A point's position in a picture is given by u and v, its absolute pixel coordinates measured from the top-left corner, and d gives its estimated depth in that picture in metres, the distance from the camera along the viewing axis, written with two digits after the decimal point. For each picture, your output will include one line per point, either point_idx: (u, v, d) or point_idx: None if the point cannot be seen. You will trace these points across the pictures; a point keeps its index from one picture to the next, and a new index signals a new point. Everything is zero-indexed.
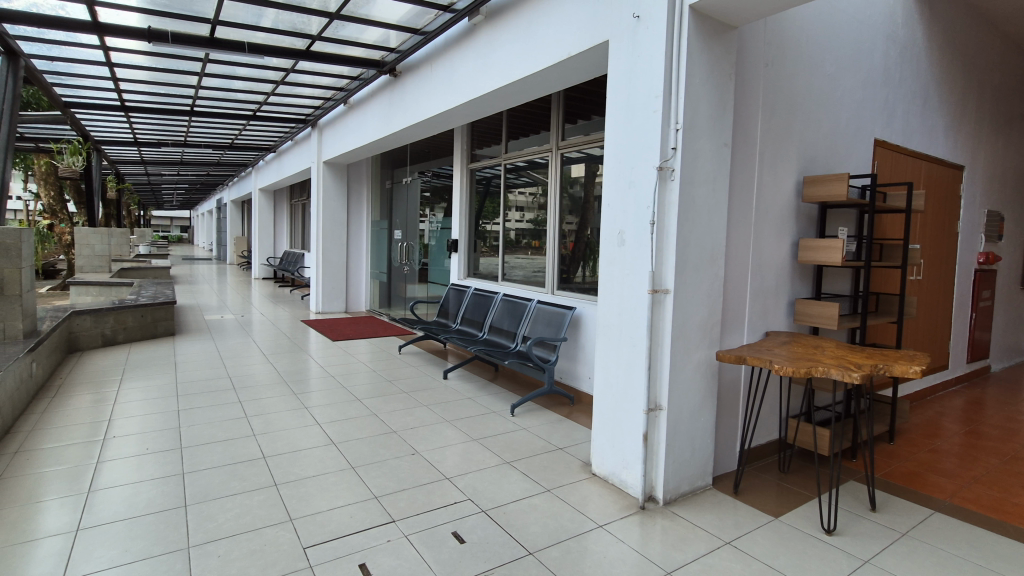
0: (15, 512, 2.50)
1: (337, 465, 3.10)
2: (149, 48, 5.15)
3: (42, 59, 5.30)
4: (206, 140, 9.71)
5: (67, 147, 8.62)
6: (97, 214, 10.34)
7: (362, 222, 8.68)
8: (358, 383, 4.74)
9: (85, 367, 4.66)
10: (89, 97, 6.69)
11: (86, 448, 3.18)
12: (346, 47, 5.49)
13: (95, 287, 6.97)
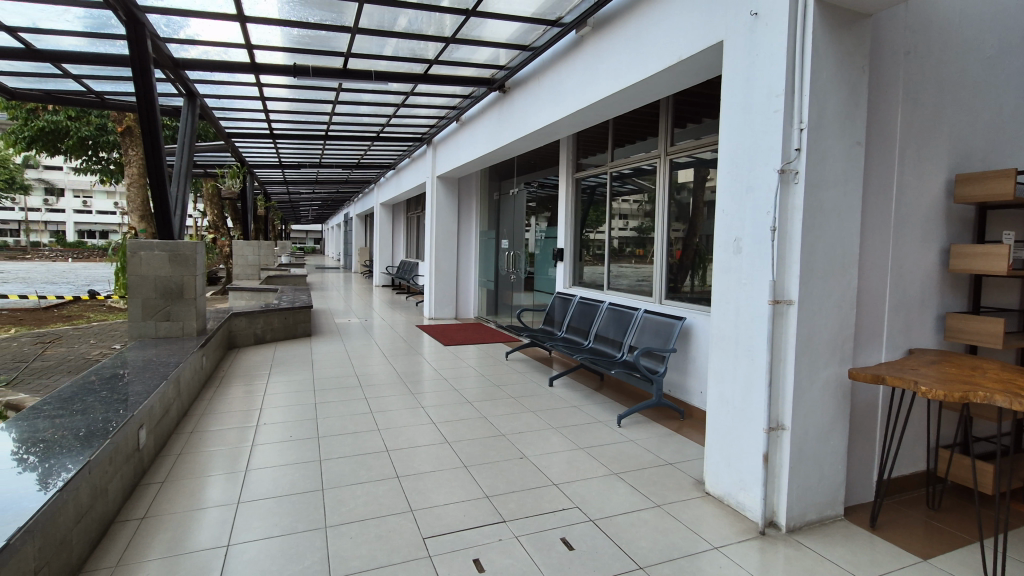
0: (190, 482, 2.97)
1: (451, 463, 3.28)
2: (293, 82, 5.85)
3: (212, 98, 6.25)
4: (336, 160, 10.77)
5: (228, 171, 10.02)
6: (249, 229, 11.88)
7: (471, 232, 9.08)
8: (469, 386, 4.97)
9: (241, 362, 5.38)
10: (246, 128, 7.75)
11: (243, 433, 3.69)
12: (459, 68, 5.82)
13: (248, 293, 8.02)
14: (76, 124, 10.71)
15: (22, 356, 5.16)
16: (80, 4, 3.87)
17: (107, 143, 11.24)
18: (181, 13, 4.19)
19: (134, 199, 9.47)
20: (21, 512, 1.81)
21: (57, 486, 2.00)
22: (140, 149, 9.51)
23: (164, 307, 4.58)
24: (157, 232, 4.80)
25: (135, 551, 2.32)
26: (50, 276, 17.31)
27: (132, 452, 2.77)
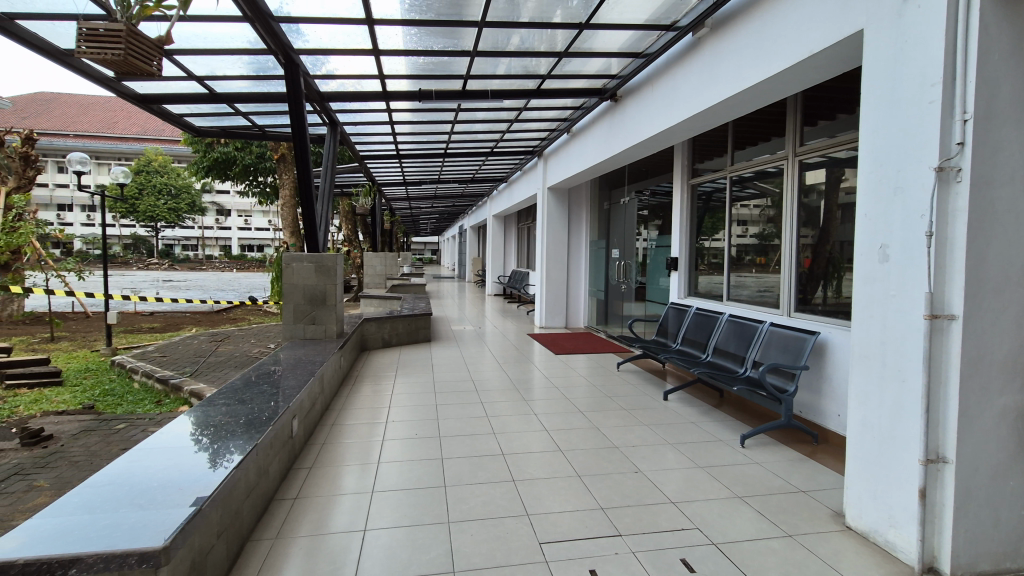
0: (332, 470, 3.32)
1: (564, 471, 3.31)
2: (417, 106, 6.33)
3: (349, 125, 6.96)
4: (454, 175, 11.41)
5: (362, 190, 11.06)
6: (376, 241, 12.96)
7: (581, 242, 9.09)
8: (580, 395, 4.98)
9: (372, 363, 5.90)
10: (376, 150, 8.51)
11: (375, 428, 4.04)
12: (571, 80, 5.91)
13: (377, 300, 8.76)
14: (242, 154, 12.45)
15: (202, 352, 6.13)
16: (248, 52, 4.54)
17: (265, 168, 12.94)
18: (326, 52, 4.75)
19: (286, 217, 10.80)
20: (208, 485, 2.14)
21: (230, 464, 2.33)
22: (292, 172, 10.85)
23: (311, 312, 5.16)
24: (305, 245, 5.43)
25: (290, 527, 2.65)
26: (221, 283, 20.31)
27: (287, 439, 3.17)
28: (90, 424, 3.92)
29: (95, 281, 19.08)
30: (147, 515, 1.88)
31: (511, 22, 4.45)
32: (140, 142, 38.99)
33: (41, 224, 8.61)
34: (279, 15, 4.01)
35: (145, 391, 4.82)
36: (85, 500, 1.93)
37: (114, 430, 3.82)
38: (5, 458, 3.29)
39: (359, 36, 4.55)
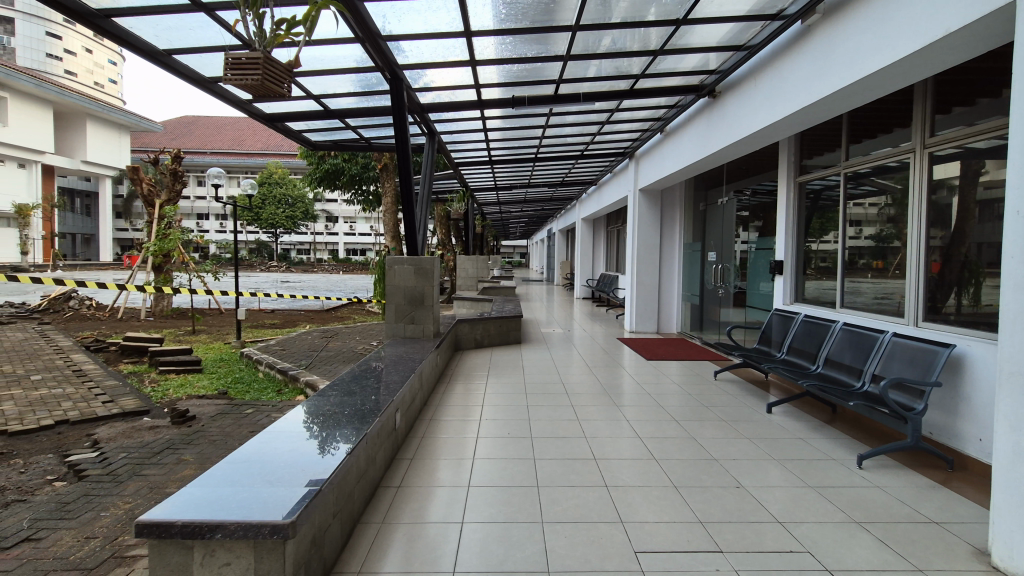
0: (430, 462, 3.48)
1: (659, 481, 3.21)
2: (509, 112, 6.48)
3: (445, 134, 7.28)
4: (544, 179, 11.50)
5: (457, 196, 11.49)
6: (469, 245, 13.38)
7: (674, 244, 8.78)
8: (674, 403, 4.81)
9: (465, 363, 6.11)
10: (471, 157, 8.81)
11: (470, 425, 4.18)
12: (665, 78, 5.76)
13: (470, 302, 9.04)
14: (349, 164, 13.42)
15: (315, 347, 6.68)
16: (357, 70, 4.90)
17: (369, 178, 13.84)
18: (426, 65, 5.00)
19: (388, 223, 11.48)
20: (324, 468, 2.33)
21: (339, 451, 2.52)
22: (394, 181, 11.52)
23: (411, 312, 5.45)
24: (406, 248, 5.74)
25: (394, 514, 2.81)
26: (329, 284, 22.02)
27: (391, 430, 3.38)
28: (225, 407, 4.43)
29: (228, 280, 21.54)
30: (274, 492, 2.08)
31: (603, 23, 4.42)
32: (262, 156, 43.30)
33: (185, 232, 9.87)
34: (386, 34, 4.29)
35: (268, 380, 5.35)
36: (225, 474, 2.18)
37: (244, 414, 4.28)
38: (160, 433, 3.81)
39: (457, 49, 4.74)
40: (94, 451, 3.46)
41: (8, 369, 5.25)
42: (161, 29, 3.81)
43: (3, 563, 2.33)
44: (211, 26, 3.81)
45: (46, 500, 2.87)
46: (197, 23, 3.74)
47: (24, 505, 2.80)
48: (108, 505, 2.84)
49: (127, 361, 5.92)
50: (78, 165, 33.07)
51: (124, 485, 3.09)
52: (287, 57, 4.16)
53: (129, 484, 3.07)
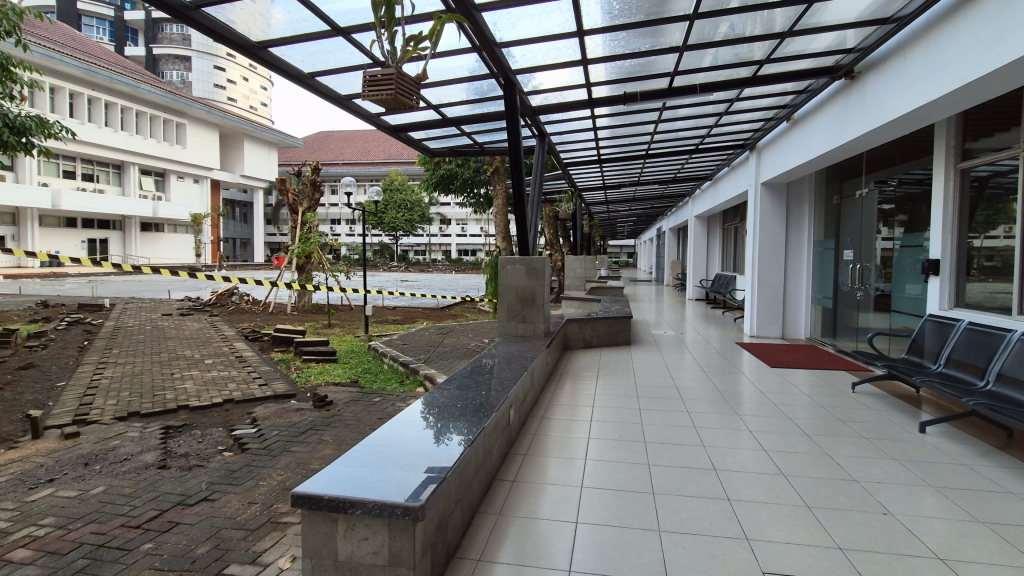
0: (543, 460, 3.53)
1: (789, 499, 2.96)
2: (620, 108, 6.36)
3: (555, 135, 7.33)
4: (655, 176, 11.13)
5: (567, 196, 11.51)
6: (576, 245, 13.34)
7: (802, 242, 8.04)
8: (803, 414, 4.42)
9: (574, 363, 6.11)
10: (580, 156, 8.78)
11: (581, 425, 4.17)
12: (792, 62, 5.31)
13: (578, 301, 9.04)
14: (462, 169, 14.05)
15: (432, 342, 7.10)
16: (472, 78, 5.11)
17: (480, 181, 14.37)
18: (538, 68, 5.07)
19: (498, 225, 11.81)
20: (442, 457, 2.45)
21: (453, 442, 2.64)
22: (504, 183, 11.84)
23: (522, 310, 5.57)
24: (518, 248, 5.89)
25: (510, 507, 2.90)
26: (443, 283, 23.24)
27: (506, 425, 3.48)
28: (356, 395, 4.86)
29: (356, 280, 23.66)
30: (401, 476, 2.24)
31: (722, 10, 4.19)
32: (383, 165, 46.86)
33: (321, 236, 10.98)
34: (500, 41, 4.42)
35: (392, 372, 5.79)
36: (361, 456, 2.38)
37: (373, 402, 4.67)
38: (305, 415, 4.28)
39: (569, 50, 4.75)
40: (253, 427, 3.97)
41: (189, 354, 6.22)
42: (307, 55, 4.28)
43: (189, 517, 2.77)
44: (347, 48, 4.21)
45: (218, 466, 3.35)
46: (336, 46, 4.16)
47: (203, 469, 3.30)
48: (265, 475, 3.25)
49: (277, 349, 6.72)
50: (237, 179, 38.19)
51: (277, 458, 3.51)
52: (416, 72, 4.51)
53: (281, 458, 3.49)
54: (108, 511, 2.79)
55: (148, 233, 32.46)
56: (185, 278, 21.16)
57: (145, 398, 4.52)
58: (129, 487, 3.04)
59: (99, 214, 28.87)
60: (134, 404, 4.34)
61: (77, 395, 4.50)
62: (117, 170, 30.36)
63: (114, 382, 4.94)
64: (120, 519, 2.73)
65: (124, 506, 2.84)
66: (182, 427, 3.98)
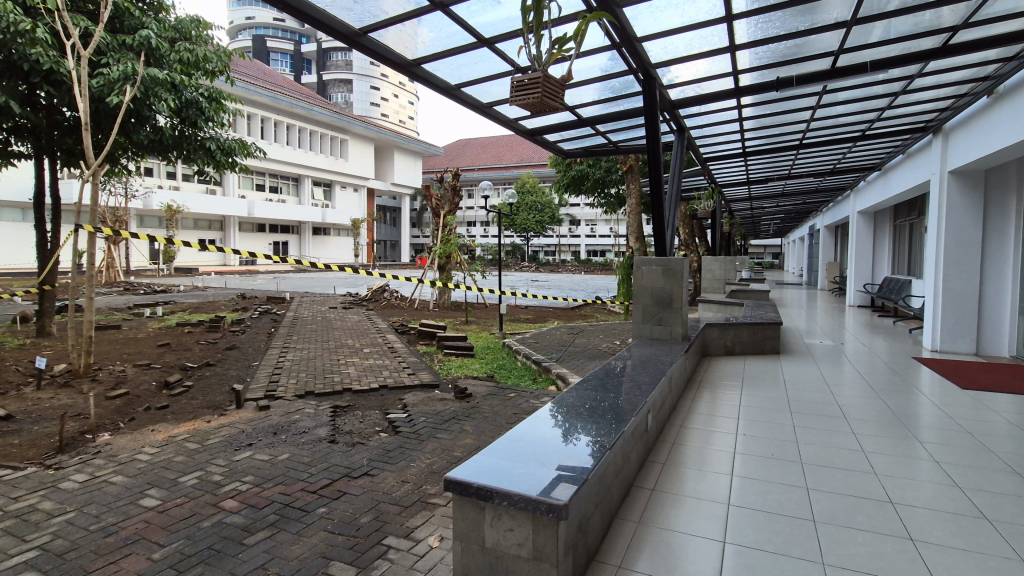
0: (685, 471, 3.35)
1: (997, 549, 2.46)
2: (773, 96, 5.80)
3: (695, 129, 6.94)
4: (809, 168, 10.03)
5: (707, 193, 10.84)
6: (715, 245, 12.50)
7: (1006, 240, 6.66)
8: (1011, 448, 3.64)
9: (714, 370, 5.73)
10: (722, 150, 8.22)
11: (725, 437, 3.90)
12: (999, 24, 4.43)
13: (717, 305, 8.49)
14: (593, 169, 13.96)
15: (564, 342, 7.16)
16: (612, 76, 5.04)
17: (612, 181, 14.15)
18: (680, 60, 4.83)
19: (631, 225, 11.53)
20: (571, 457, 2.42)
21: (581, 442, 2.60)
22: (638, 182, 11.54)
23: (658, 313, 5.37)
24: (654, 248, 5.69)
25: (650, 516, 2.80)
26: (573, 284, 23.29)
27: (645, 431, 3.37)
28: (494, 389, 5.07)
29: (491, 279, 24.78)
30: (535, 471, 2.26)
31: None
32: (516, 168, 48.44)
33: (460, 238, 11.68)
34: (640, 35, 4.31)
35: (525, 369, 5.95)
36: (503, 447, 2.47)
37: (509, 397, 4.84)
38: (448, 404, 4.58)
39: (715, 37, 4.47)
40: (404, 412, 4.35)
41: (351, 343, 6.99)
42: (454, 67, 4.56)
43: (354, 488, 3.11)
44: (490, 58, 4.42)
45: (376, 445, 3.72)
46: (481, 57, 4.39)
47: (364, 446, 3.69)
48: (416, 457, 3.54)
49: (423, 342, 7.28)
50: (388, 187, 42.19)
51: (424, 443, 3.80)
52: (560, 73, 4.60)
53: (428, 443, 3.77)
54: (291, 475, 3.25)
55: (319, 236, 37.25)
56: (347, 276, 23.80)
57: (317, 379, 5.18)
58: (307, 457, 3.50)
59: (280, 221, 33.75)
60: (309, 385, 4.99)
61: (267, 374, 5.30)
62: (295, 182, 35.27)
63: (294, 364, 5.73)
64: (301, 483, 3.15)
65: (303, 473, 3.27)
66: (347, 407, 4.49)
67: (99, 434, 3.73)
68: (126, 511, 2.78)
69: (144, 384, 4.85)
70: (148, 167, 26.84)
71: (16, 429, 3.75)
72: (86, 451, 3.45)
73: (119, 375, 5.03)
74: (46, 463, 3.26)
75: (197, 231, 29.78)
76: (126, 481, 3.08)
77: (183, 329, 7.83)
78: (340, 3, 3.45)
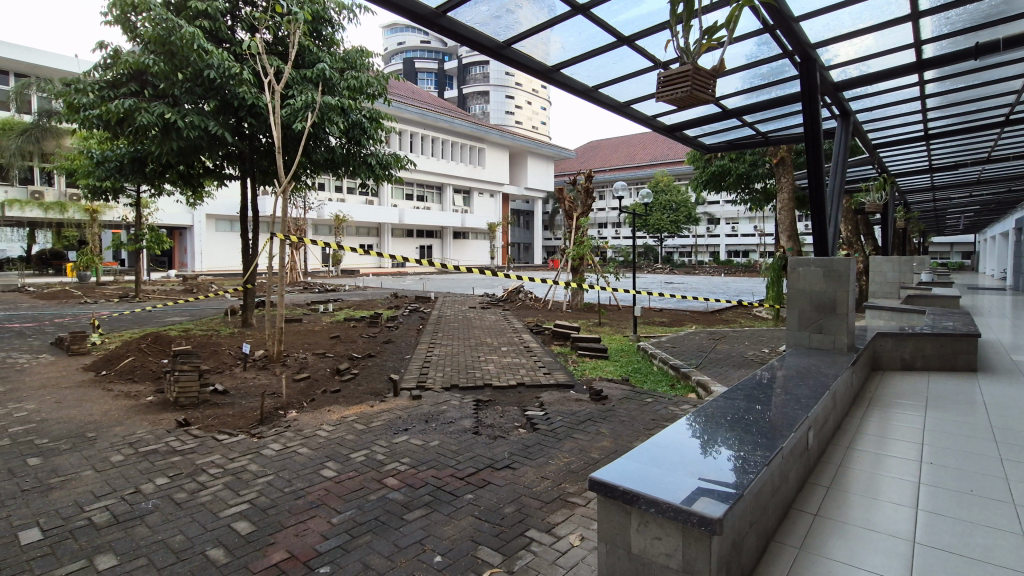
0: (857, 499, 2.96)
1: None
2: (971, 65, 4.88)
3: (864, 113, 6.10)
4: (1018, 148, 8.28)
5: (876, 183, 9.48)
6: (886, 243, 10.88)
7: None
8: None
9: (888, 387, 5.00)
10: (897, 135, 7.14)
11: (905, 465, 3.37)
12: None
13: (889, 312, 7.40)
14: (736, 164, 12.96)
15: (704, 347, 6.78)
16: (764, 60, 4.63)
17: (758, 175, 13.03)
18: (848, 37, 4.28)
19: (782, 222, 10.52)
20: (712, 469, 2.25)
21: (722, 455, 2.40)
22: (790, 175, 10.54)
23: (819, 320, 4.83)
24: (814, 248, 5.14)
25: (814, 543, 2.53)
26: (713, 287, 21.84)
27: (805, 450, 3.05)
28: (630, 393, 4.98)
29: (624, 281, 24.30)
30: (677, 479, 2.15)
31: None
32: (650, 167, 46.89)
33: (593, 239, 11.63)
34: (798, 14, 3.92)
35: (662, 374, 5.76)
36: (644, 450, 2.40)
37: (646, 402, 4.72)
38: (584, 405, 4.61)
39: (893, 4, 3.89)
40: (542, 410, 4.47)
41: (490, 341, 7.34)
42: (592, 69, 4.57)
43: (497, 479, 3.27)
44: (629, 56, 4.36)
45: (516, 440, 3.87)
46: (620, 56, 4.35)
47: (505, 440, 3.87)
48: (554, 455, 3.61)
49: (557, 343, 7.40)
50: (522, 191, 43.53)
51: (562, 442, 3.86)
52: (709, 63, 4.35)
53: (565, 442, 3.82)
54: (442, 460, 3.51)
55: (460, 240, 39.65)
56: (485, 279, 24.92)
57: (461, 374, 5.53)
58: (455, 445, 3.76)
59: (426, 226, 36.57)
60: (454, 378, 5.36)
61: (418, 367, 5.79)
62: (438, 190, 37.98)
63: (440, 359, 6.19)
64: (450, 469, 3.40)
65: (452, 459, 3.52)
66: (489, 402, 4.74)
67: (288, 410, 4.38)
68: (310, 478, 3.24)
69: (320, 370, 5.60)
70: (321, 182, 30.86)
71: (230, 402, 4.58)
72: (279, 424, 4.08)
73: (301, 361, 5.87)
74: (251, 432, 3.92)
75: (358, 237, 33.47)
76: (310, 453, 3.58)
77: (349, 323, 8.89)
78: (485, 18, 3.66)
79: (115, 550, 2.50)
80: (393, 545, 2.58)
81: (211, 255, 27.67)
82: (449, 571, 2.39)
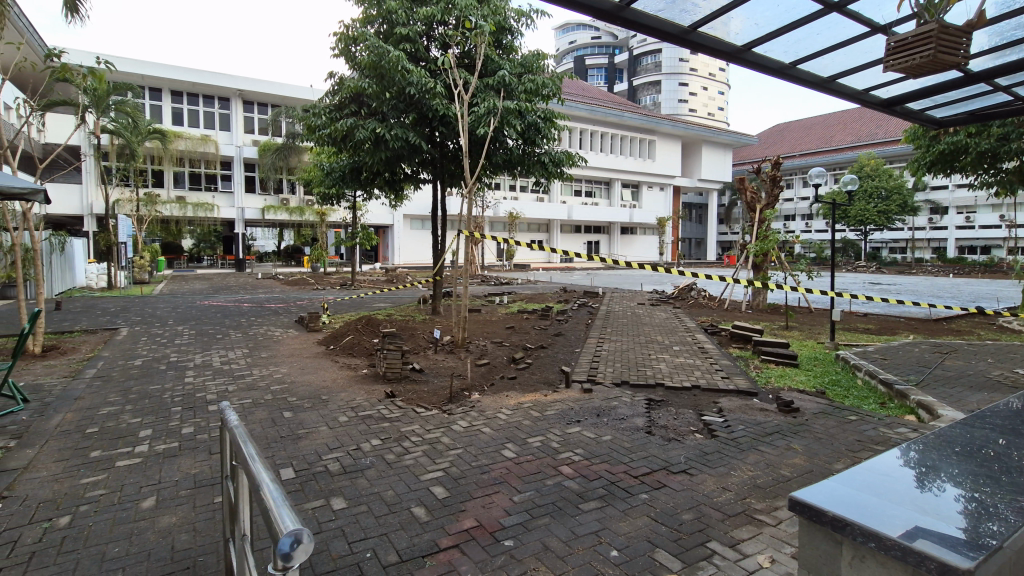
0: None
1: None
2: None
3: None
4: None
5: None
6: None
7: None
8: None
9: None
10: None
11: None
12: None
13: None
14: (977, 139, 10.53)
15: (927, 362, 5.69)
16: None
17: (1010, 151, 10.41)
18: None
19: None
20: (939, 508, 1.90)
21: (948, 493, 2.00)
22: None
23: None
24: None
25: None
26: (942, 290, 18.04)
27: None
28: (827, 407, 4.41)
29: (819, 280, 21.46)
30: (896, 512, 1.85)
31: None
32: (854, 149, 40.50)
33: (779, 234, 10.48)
34: None
35: (868, 389, 4.98)
36: (845, 471, 2.12)
37: (848, 419, 4.14)
38: (770, 416, 4.21)
39: None
40: (721, 417, 4.20)
41: (661, 339, 7.12)
42: (790, 43, 4.11)
43: (673, 483, 3.17)
44: (839, 23, 3.84)
45: (693, 445, 3.70)
46: (827, 25, 3.85)
47: (681, 444, 3.72)
48: (736, 466, 3.37)
49: (736, 345, 6.87)
50: (694, 183, 41.03)
51: (744, 453, 3.59)
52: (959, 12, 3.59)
53: (749, 454, 3.54)
54: (615, 456, 3.53)
55: (627, 235, 38.96)
56: (655, 276, 24.11)
57: (631, 371, 5.47)
58: (628, 442, 3.74)
59: (593, 222, 36.67)
60: (625, 375, 5.33)
61: (588, 361, 5.88)
62: (606, 186, 37.78)
63: (610, 354, 6.19)
64: (624, 465, 3.40)
65: (625, 456, 3.51)
66: (662, 402, 4.60)
67: (472, 392, 4.80)
68: (493, 456, 3.52)
69: (497, 358, 6.01)
70: (497, 182, 32.90)
71: (424, 380, 5.17)
72: (465, 404, 4.49)
73: (481, 349, 6.37)
74: (443, 408, 4.38)
75: (529, 233, 34.99)
76: (492, 433, 3.88)
77: (524, 315, 9.39)
78: (665, 5, 3.58)
79: (345, 495, 3.02)
80: (571, 532, 2.68)
81: (405, 250, 31.40)
82: (627, 567, 2.40)
